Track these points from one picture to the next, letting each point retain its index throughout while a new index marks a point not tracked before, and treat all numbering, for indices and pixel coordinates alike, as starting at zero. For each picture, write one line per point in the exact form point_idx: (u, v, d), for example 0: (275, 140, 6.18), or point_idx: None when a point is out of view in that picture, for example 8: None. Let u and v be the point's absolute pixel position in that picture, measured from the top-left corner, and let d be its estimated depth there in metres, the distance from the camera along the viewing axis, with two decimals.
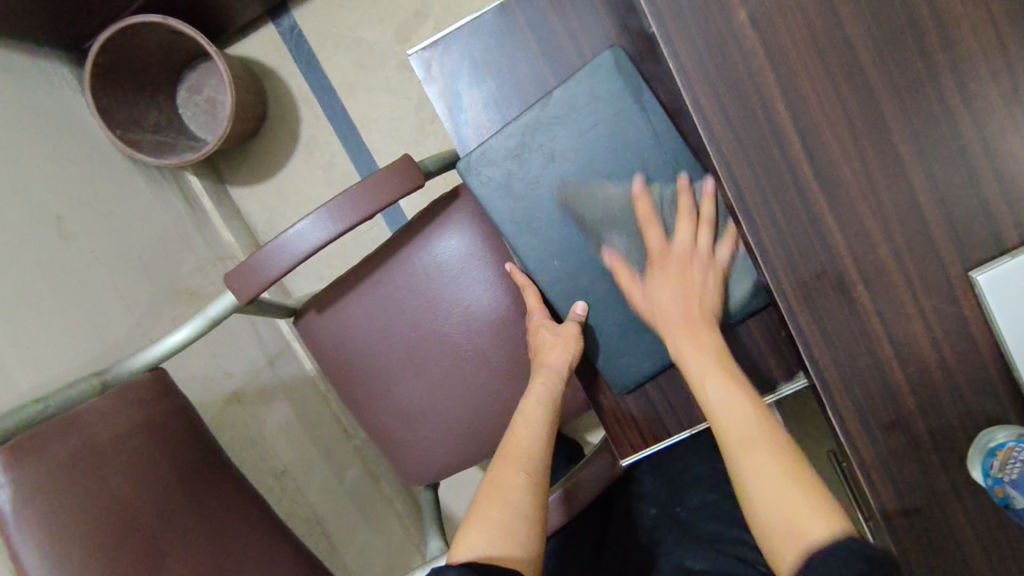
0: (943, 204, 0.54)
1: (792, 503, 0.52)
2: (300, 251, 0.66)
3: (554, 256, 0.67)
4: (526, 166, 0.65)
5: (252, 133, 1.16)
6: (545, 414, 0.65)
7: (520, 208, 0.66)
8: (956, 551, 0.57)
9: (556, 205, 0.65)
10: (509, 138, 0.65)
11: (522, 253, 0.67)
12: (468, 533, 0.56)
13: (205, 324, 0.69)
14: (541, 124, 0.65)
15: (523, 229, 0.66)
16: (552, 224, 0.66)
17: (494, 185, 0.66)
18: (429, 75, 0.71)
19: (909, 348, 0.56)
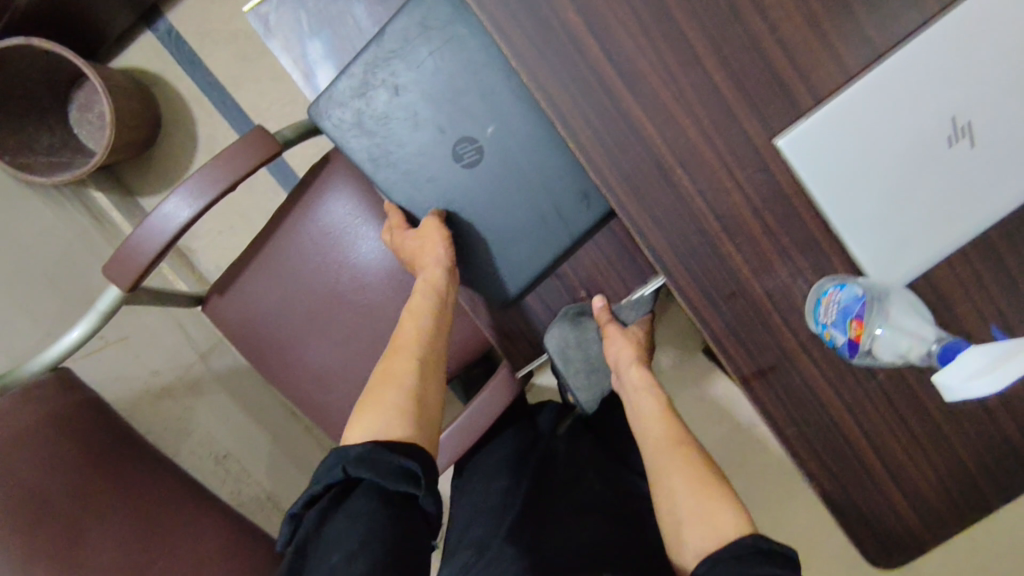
0: (736, 80, 0.58)
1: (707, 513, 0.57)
2: (173, 228, 0.70)
3: (417, 184, 0.69)
4: (373, 102, 0.66)
5: (150, 141, 1.17)
6: (428, 304, 0.70)
7: (374, 145, 0.67)
8: (813, 398, 0.63)
9: (409, 136, 0.67)
10: (352, 77, 0.66)
11: (385, 186, 0.70)
12: (363, 416, 0.60)
13: (98, 319, 0.72)
14: (381, 60, 0.65)
15: (381, 164, 0.68)
16: (409, 156, 0.68)
17: (346, 125, 0.67)
18: (269, 29, 0.78)
19: (732, 218, 0.60)
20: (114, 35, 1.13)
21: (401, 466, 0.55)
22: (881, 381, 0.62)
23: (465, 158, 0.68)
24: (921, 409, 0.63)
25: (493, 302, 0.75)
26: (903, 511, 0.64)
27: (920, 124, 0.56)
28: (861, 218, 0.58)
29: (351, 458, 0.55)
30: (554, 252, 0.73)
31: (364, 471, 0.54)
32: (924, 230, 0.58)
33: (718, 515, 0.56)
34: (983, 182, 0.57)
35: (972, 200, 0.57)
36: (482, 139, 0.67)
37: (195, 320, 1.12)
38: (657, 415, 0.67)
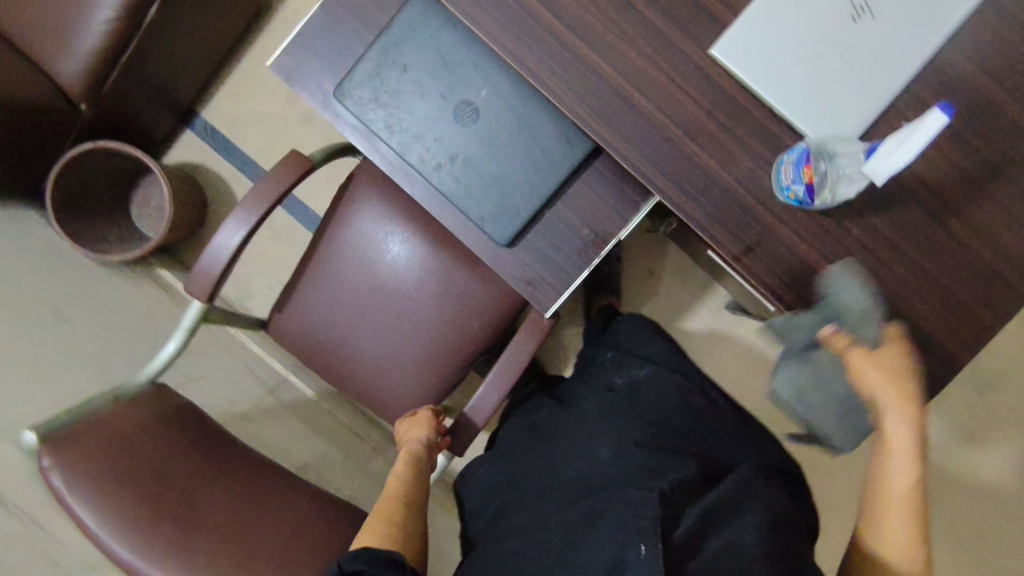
0: (665, 12, 0.70)
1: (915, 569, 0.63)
2: (232, 246, 0.85)
3: (427, 144, 0.81)
4: (387, 79, 0.80)
5: (200, 220, 1.35)
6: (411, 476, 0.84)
7: (389, 114, 0.81)
8: (801, 262, 0.71)
9: (417, 104, 0.80)
10: (368, 61, 0.80)
11: (399, 151, 0.81)
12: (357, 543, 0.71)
13: (184, 335, 0.85)
14: (390, 45, 0.79)
15: (395, 131, 0.81)
16: (418, 120, 0.81)
17: (365, 101, 0.81)
18: (286, 73, 0.82)
19: (690, 123, 0.71)
20: (160, 137, 1.34)
21: (388, 556, 0.68)
22: (857, 235, 0.70)
23: (463, 119, 0.80)
24: (901, 253, 0.70)
25: (497, 246, 0.83)
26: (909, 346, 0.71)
27: (822, 10, 0.67)
28: (796, 95, 0.68)
29: (345, 557, 0.67)
30: (549, 191, 0.81)
31: (357, 562, 0.66)
32: (853, 94, 0.68)
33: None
34: (891, 45, 0.67)
35: (884, 61, 0.68)
36: (476, 100, 0.79)
37: (261, 363, 1.24)
38: (905, 452, 0.63)
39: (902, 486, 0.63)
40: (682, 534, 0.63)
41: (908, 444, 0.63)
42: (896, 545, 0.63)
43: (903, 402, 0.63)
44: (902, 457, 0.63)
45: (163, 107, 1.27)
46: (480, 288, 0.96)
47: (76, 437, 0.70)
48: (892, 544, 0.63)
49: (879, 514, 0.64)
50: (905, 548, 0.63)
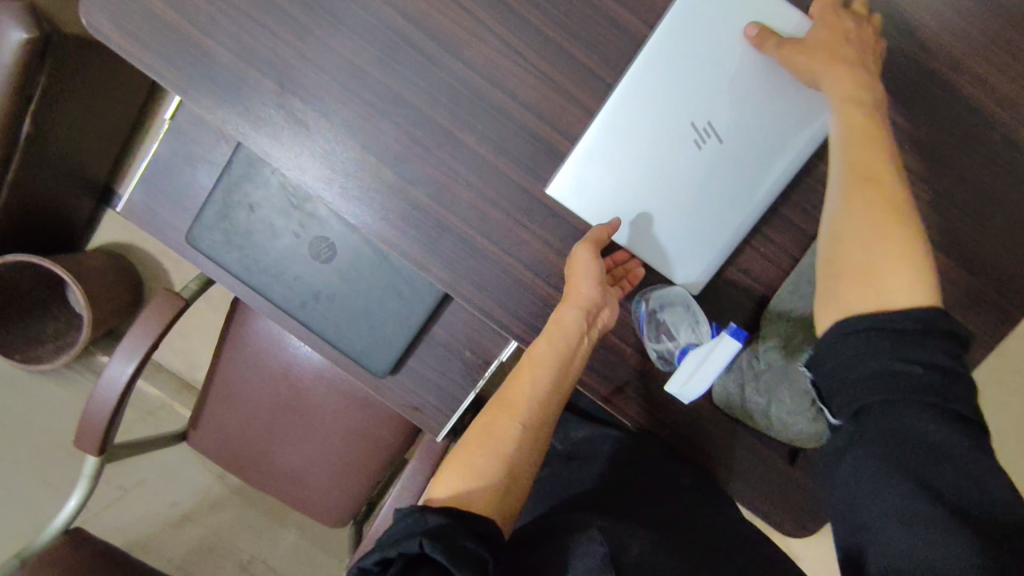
0: (497, 149, 0.63)
1: (882, 265, 0.46)
2: (119, 388, 0.83)
3: (290, 282, 0.77)
4: (235, 221, 0.76)
5: (136, 302, 1.35)
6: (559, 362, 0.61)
7: (245, 256, 0.77)
8: (671, 399, 0.67)
9: (272, 243, 0.76)
10: (213, 203, 0.75)
11: (263, 291, 0.77)
12: (447, 475, 0.58)
13: (88, 483, 0.86)
14: (233, 186, 0.75)
15: (255, 272, 0.77)
16: (277, 259, 0.77)
17: (217, 245, 0.76)
18: (137, 220, 0.78)
19: (539, 265, 0.66)
20: (83, 223, 1.32)
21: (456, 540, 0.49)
22: None
23: (321, 254, 0.76)
24: None
25: (377, 376, 0.79)
26: (793, 473, 0.67)
27: (662, 131, 0.59)
28: (644, 224, 0.62)
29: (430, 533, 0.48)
30: (419, 321, 0.77)
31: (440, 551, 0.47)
32: (708, 224, 0.61)
33: (894, 257, 0.46)
34: (741, 168, 0.60)
35: (737, 182, 0.60)
36: (331, 236, 0.76)
37: None
38: (839, 95, 0.53)
39: (844, 139, 0.51)
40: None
41: (851, 74, 0.53)
42: (852, 224, 0.48)
43: (830, 52, 0.54)
44: (843, 103, 0.53)
45: (76, 199, 1.25)
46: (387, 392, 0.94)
47: None
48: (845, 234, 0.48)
49: (835, 183, 0.51)
50: (866, 194, 0.48)
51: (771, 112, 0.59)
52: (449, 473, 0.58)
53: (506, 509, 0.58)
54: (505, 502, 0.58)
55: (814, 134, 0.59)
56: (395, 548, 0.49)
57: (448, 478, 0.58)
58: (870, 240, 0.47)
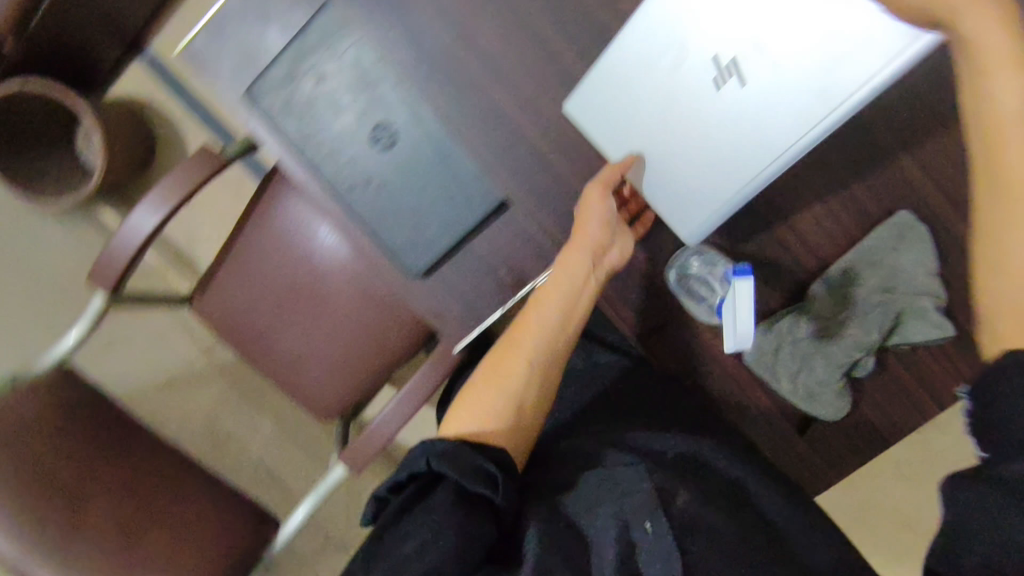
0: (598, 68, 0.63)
1: None
2: (142, 236, 0.82)
3: (344, 162, 0.76)
4: (301, 88, 0.74)
5: (147, 161, 1.30)
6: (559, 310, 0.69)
7: (303, 126, 0.75)
8: (701, 350, 0.69)
9: (334, 119, 0.75)
10: (282, 65, 0.74)
11: (315, 164, 0.76)
12: (460, 412, 0.69)
13: (90, 321, 0.84)
14: (306, 51, 0.73)
15: (309, 145, 0.76)
16: (334, 136, 0.75)
17: (278, 109, 0.75)
18: (200, 64, 0.76)
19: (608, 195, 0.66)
20: (106, 67, 1.26)
21: (475, 466, 0.61)
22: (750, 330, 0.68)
23: (381, 141, 0.74)
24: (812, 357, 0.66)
25: (411, 275, 0.79)
26: (799, 445, 0.70)
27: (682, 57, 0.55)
28: (665, 171, 0.61)
29: (437, 454, 0.62)
30: (467, 228, 0.76)
31: (448, 468, 0.60)
32: (771, 185, 0.63)
33: None
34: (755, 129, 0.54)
35: (756, 137, 0.54)
36: (395, 125, 0.74)
37: None
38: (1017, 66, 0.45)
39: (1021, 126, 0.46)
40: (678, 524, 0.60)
41: (1001, 27, 0.44)
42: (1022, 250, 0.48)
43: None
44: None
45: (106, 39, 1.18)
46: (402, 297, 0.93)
47: None
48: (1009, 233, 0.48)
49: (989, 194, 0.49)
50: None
51: (807, 60, 0.49)
52: (458, 415, 0.69)
53: (515, 440, 0.69)
54: (514, 432, 0.69)
55: (870, 91, 0.48)
56: (411, 470, 0.63)
57: (456, 419, 0.69)
58: None
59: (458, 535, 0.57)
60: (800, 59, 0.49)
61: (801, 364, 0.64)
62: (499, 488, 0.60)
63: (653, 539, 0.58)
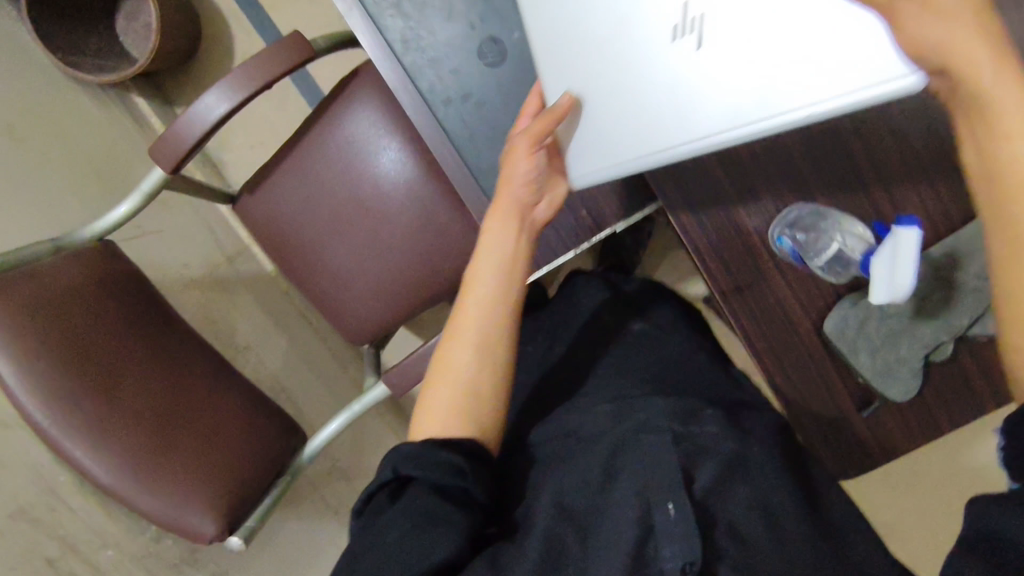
0: None
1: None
2: (212, 120, 0.77)
3: (444, 71, 0.73)
4: None
5: (189, 53, 1.23)
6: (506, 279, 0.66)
7: (408, 26, 0.73)
8: (782, 313, 0.69)
9: (442, 24, 0.73)
10: None
11: (410, 69, 0.73)
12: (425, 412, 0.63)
13: (142, 198, 0.79)
14: None
15: (410, 47, 0.73)
16: (438, 43, 0.73)
17: (385, 6, 0.73)
18: None
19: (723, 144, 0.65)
20: None
21: (445, 460, 0.58)
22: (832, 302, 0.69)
23: (487, 57, 0.73)
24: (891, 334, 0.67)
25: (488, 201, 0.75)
26: (854, 420, 0.71)
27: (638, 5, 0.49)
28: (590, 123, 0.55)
29: (401, 457, 0.59)
30: None
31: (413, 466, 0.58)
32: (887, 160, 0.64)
33: None
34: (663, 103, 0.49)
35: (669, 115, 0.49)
36: (506, 42, 0.72)
37: (223, 226, 1.20)
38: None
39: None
40: (698, 490, 0.59)
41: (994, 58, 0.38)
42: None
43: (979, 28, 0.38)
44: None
45: None
46: (460, 228, 0.91)
47: (10, 285, 0.66)
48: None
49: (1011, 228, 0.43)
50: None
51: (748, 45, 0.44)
52: (422, 418, 0.63)
53: (490, 423, 0.64)
54: (474, 420, 0.63)
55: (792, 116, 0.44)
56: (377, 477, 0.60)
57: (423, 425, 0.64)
58: None
59: (438, 529, 0.54)
60: (775, 37, 0.42)
61: (885, 341, 0.66)
62: (468, 471, 0.58)
63: (676, 521, 0.54)
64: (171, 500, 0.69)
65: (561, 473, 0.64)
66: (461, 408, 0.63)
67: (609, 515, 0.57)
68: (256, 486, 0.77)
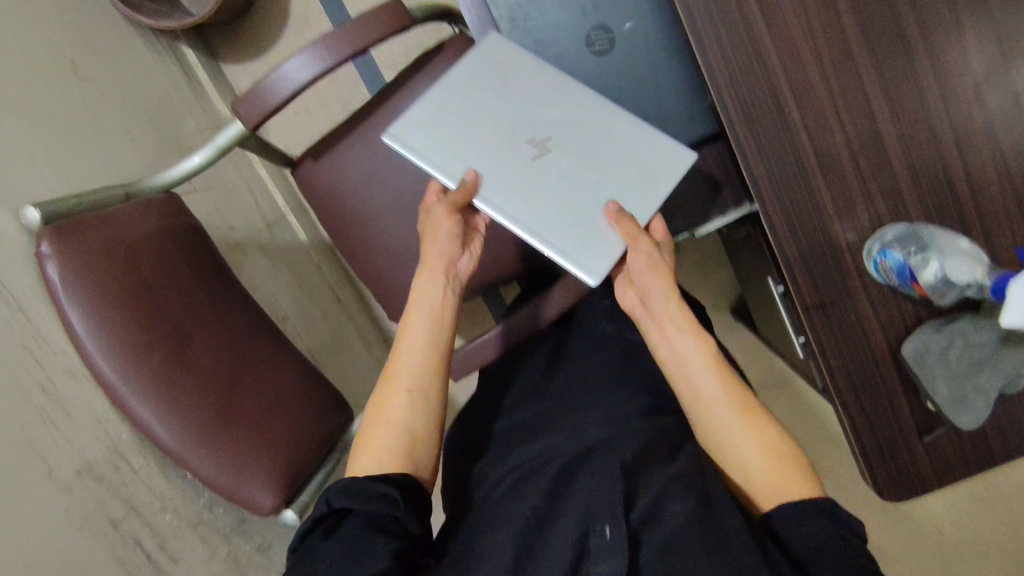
0: (862, 28, 0.63)
1: (784, 483, 0.60)
2: (304, 79, 0.74)
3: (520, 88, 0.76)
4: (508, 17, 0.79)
5: (244, 9, 1.20)
6: (439, 327, 0.70)
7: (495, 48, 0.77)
8: (865, 334, 0.69)
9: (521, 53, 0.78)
10: None
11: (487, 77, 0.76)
12: (364, 451, 0.65)
13: (216, 151, 0.77)
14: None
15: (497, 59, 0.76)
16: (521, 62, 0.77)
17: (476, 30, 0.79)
18: None
19: (829, 156, 0.65)
20: None
21: (379, 492, 0.59)
22: (913, 325, 0.69)
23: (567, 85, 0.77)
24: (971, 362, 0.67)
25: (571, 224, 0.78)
26: (918, 446, 0.71)
27: (514, 137, 0.73)
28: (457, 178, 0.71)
29: (334, 489, 0.59)
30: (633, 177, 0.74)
31: (345, 499, 0.58)
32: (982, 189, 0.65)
33: (795, 473, 0.60)
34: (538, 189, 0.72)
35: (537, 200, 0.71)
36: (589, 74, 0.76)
37: (263, 191, 1.16)
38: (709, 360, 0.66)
39: (689, 388, 0.66)
40: (636, 520, 0.58)
41: (668, 285, 0.69)
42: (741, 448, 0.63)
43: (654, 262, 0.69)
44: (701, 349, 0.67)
45: None
46: None
47: (83, 230, 0.64)
48: (747, 473, 0.62)
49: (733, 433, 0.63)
50: (753, 424, 0.63)
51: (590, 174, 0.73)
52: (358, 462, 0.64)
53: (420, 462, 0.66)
54: (407, 458, 0.65)
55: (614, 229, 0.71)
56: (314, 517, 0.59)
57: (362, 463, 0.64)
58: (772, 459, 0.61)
59: (366, 558, 0.54)
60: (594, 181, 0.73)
61: (960, 372, 0.67)
62: (397, 499, 0.60)
63: (612, 540, 0.56)
64: (228, 469, 0.65)
65: (507, 503, 0.65)
66: (392, 445, 0.65)
67: (556, 530, 0.59)
68: (310, 465, 0.74)
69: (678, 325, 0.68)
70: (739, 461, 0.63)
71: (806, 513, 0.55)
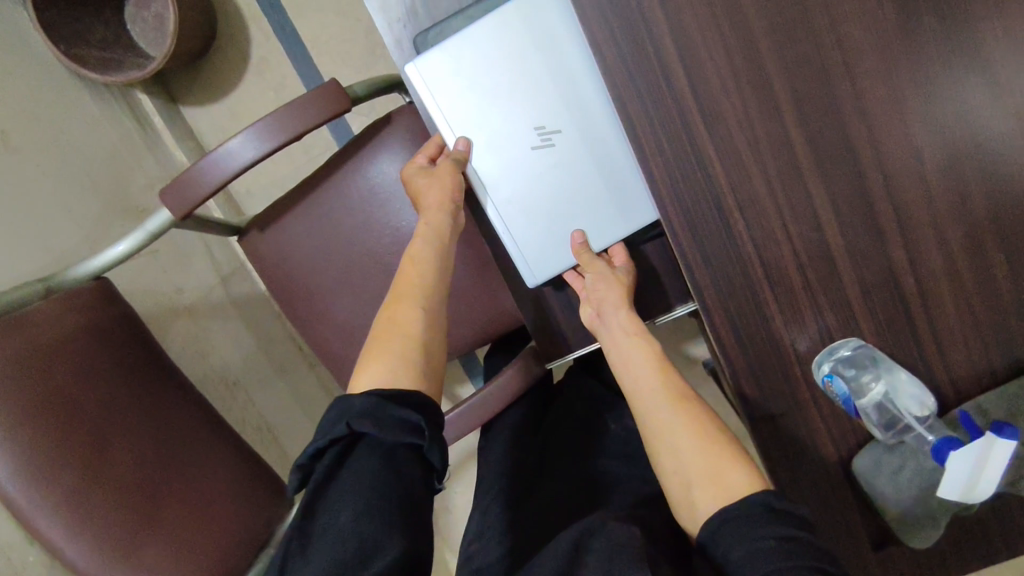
0: (812, 139, 0.59)
1: (703, 467, 0.58)
2: (237, 164, 0.71)
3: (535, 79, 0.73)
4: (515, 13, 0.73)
5: (203, 51, 1.17)
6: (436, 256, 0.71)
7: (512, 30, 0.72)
8: (814, 448, 0.66)
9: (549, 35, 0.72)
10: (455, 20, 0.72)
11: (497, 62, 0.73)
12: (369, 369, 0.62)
13: (144, 237, 0.74)
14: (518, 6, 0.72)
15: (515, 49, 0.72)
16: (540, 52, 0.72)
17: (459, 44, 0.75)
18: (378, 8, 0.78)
19: (776, 270, 0.62)
20: None
21: (408, 421, 0.58)
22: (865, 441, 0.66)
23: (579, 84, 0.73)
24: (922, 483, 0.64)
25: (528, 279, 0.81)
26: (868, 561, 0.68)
27: (520, 122, 0.74)
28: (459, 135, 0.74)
29: (355, 413, 0.57)
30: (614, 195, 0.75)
31: (371, 427, 0.56)
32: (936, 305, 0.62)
33: (719, 453, 0.58)
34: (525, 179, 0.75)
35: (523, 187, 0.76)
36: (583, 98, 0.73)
37: (221, 243, 1.14)
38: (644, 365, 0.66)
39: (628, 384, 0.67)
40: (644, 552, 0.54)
41: (613, 285, 0.74)
42: (664, 427, 0.61)
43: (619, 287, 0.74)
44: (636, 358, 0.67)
45: None
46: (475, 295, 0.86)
47: None
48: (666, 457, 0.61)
49: (657, 411, 0.63)
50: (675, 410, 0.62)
51: (576, 180, 0.75)
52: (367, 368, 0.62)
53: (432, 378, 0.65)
54: (422, 376, 0.63)
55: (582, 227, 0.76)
56: (327, 437, 0.57)
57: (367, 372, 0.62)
58: (697, 452, 0.59)
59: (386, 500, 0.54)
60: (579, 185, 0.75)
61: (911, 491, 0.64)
62: (425, 428, 0.59)
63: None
64: None
65: None
66: (398, 367, 0.62)
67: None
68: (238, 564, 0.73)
69: (624, 330, 0.70)
70: (671, 459, 0.60)
71: (748, 520, 0.52)
